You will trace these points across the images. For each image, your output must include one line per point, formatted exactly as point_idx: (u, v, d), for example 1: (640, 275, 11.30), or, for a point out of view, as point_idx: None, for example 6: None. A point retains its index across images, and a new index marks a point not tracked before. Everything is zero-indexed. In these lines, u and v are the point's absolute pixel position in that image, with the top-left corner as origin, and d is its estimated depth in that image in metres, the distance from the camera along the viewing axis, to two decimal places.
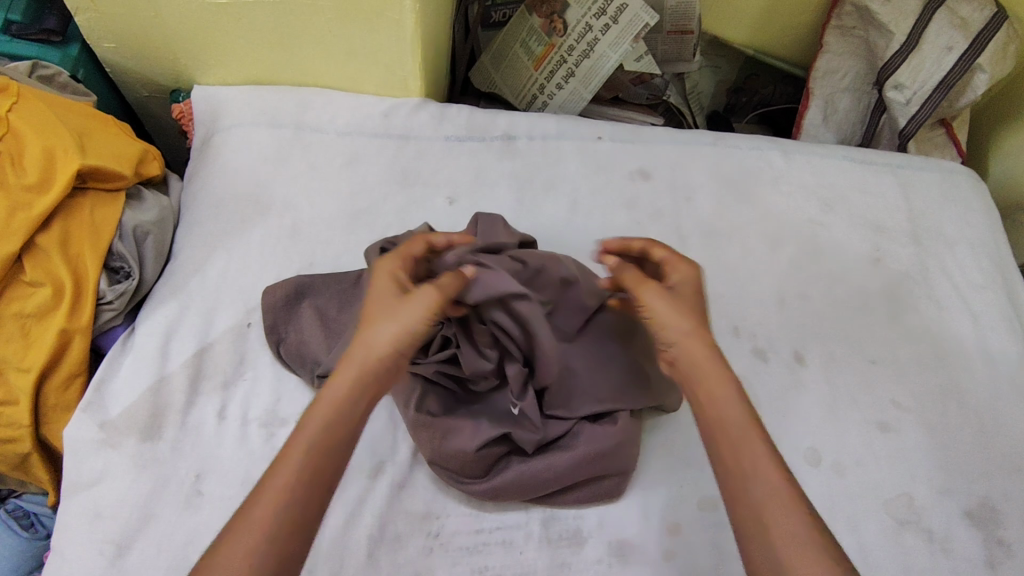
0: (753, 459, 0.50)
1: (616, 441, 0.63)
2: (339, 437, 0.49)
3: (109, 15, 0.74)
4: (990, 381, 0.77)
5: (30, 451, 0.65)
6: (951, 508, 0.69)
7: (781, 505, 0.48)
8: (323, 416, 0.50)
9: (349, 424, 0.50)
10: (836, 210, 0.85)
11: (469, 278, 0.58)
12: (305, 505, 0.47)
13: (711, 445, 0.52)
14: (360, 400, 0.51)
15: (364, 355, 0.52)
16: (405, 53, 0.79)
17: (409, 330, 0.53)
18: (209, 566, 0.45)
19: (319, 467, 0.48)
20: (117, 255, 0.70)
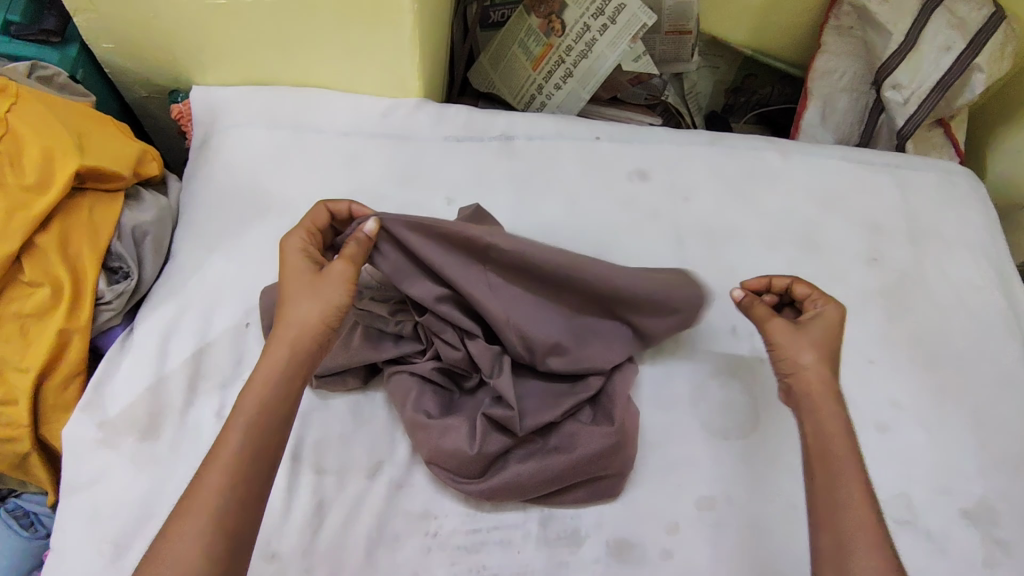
0: (847, 489, 0.55)
1: (613, 438, 0.64)
2: (270, 415, 0.53)
3: (108, 16, 0.75)
4: (988, 381, 0.77)
5: (29, 450, 0.66)
6: (949, 508, 0.69)
7: (865, 533, 0.52)
8: (254, 397, 0.53)
9: (278, 404, 0.54)
10: (833, 209, 0.86)
11: (371, 237, 0.62)
12: (249, 476, 0.51)
13: (810, 466, 0.58)
14: (286, 375, 0.55)
15: (294, 333, 0.56)
16: (404, 53, 0.79)
17: (329, 308, 0.58)
18: (170, 531, 0.48)
19: (252, 443, 0.52)
20: (116, 256, 0.70)
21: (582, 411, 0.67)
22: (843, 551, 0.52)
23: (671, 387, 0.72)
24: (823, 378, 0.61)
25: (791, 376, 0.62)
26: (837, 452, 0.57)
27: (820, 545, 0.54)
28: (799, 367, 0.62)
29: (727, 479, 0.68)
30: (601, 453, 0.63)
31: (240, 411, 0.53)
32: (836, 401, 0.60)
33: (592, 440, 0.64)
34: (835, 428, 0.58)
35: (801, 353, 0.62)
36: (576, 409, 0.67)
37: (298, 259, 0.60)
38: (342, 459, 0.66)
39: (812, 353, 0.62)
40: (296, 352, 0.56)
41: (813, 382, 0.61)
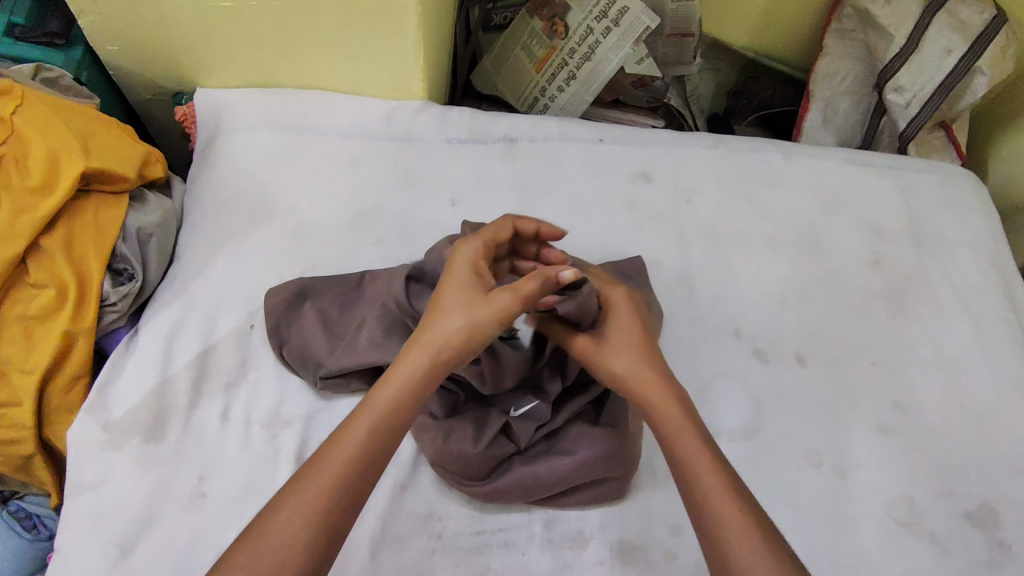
0: (703, 478, 0.53)
1: (614, 438, 0.64)
2: (389, 421, 0.53)
3: (113, 18, 0.75)
4: (990, 383, 0.77)
5: (32, 452, 0.66)
6: (952, 510, 0.69)
7: (737, 525, 0.50)
8: (373, 409, 0.53)
9: (399, 412, 0.53)
10: (836, 212, 0.86)
11: (558, 279, 0.58)
12: (356, 480, 0.50)
13: (676, 463, 0.55)
14: (411, 390, 0.54)
15: (434, 342, 0.56)
16: (407, 55, 0.79)
17: (473, 325, 0.56)
18: (270, 517, 0.48)
19: (370, 447, 0.51)
20: (121, 257, 0.70)
21: (585, 414, 0.67)
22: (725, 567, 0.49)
23: None
24: (649, 382, 0.59)
25: (628, 383, 0.60)
26: (686, 455, 0.54)
27: (706, 553, 0.51)
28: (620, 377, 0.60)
29: None
30: (604, 452, 0.63)
31: (358, 423, 0.52)
32: (678, 403, 0.58)
33: (593, 441, 0.64)
34: (677, 424, 0.56)
35: (610, 361, 0.61)
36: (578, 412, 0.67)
37: (466, 272, 0.60)
38: None
39: (620, 362, 0.61)
40: (430, 372, 0.55)
41: (631, 386, 0.60)
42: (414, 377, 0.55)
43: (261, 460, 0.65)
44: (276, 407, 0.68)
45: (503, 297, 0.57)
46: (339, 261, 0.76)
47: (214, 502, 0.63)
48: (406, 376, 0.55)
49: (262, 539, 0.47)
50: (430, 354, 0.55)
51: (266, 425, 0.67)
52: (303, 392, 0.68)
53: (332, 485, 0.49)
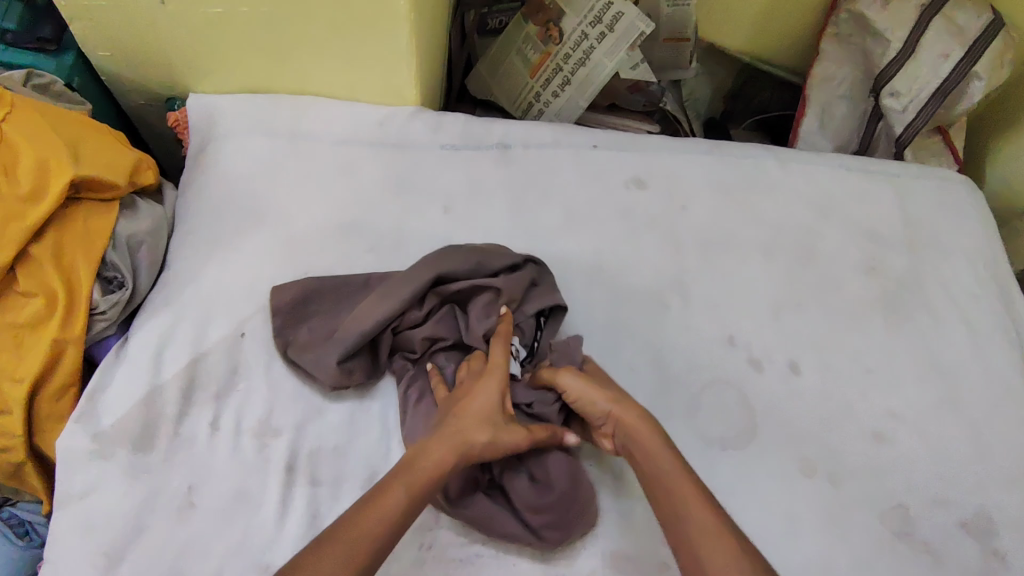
0: (687, 495, 0.55)
1: (577, 470, 0.65)
2: (409, 514, 0.53)
3: (103, 24, 0.75)
4: (987, 391, 0.76)
5: (23, 460, 0.66)
6: (948, 520, 0.69)
7: (709, 538, 0.51)
8: (409, 481, 0.54)
9: (413, 509, 0.53)
10: (832, 218, 0.85)
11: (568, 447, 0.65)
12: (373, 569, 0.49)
13: (653, 489, 0.57)
14: (431, 482, 0.55)
15: (460, 439, 0.58)
16: (400, 62, 0.79)
17: (496, 446, 0.60)
18: None
19: (391, 531, 0.51)
20: (111, 265, 0.70)
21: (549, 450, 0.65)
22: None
23: (668, 397, 0.72)
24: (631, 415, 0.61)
25: (615, 412, 0.62)
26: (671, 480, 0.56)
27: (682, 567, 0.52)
28: (607, 412, 0.63)
29: (723, 491, 0.68)
30: (568, 487, 0.63)
31: (397, 491, 0.53)
32: (654, 431, 0.60)
33: (558, 472, 0.64)
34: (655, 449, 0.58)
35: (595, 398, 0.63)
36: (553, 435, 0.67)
37: (493, 394, 0.62)
38: (338, 469, 0.66)
39: (603, 398, 0.63)
40: (451, 463, 0.57)
41: (627, 417, 0.61)
42: (440, 467, 0.56)
43: (251, 469, 0.65)
44: (267, 416, 0.67)
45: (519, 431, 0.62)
46: (332, 268, 0.75)
47: (204, 512, 0.62)
48: (435, 464, 0.56)
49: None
50: (456, 453, 0.58)
51: (256, 434, 0.66)
52: (293, 401, 0.68)
53: (363, 550, 0.49)
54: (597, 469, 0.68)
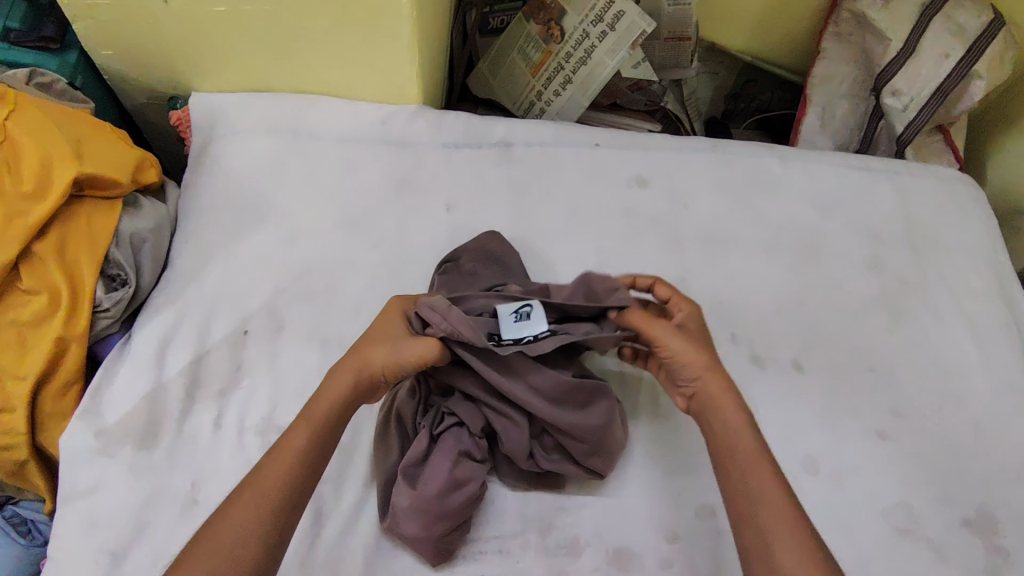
0: (760, 473, 0.55)
1: (430, 512, 0.59)
2: (312, 449, 0.56)
3: (105, 23, 0.75)
4: (988, 388, 0.77)
5: (26, 458, 0.65)
6: (950, 517, 0.69)
7: (783, 520, 0.52)
8: (309, 426, 0.56)
9: (314, 450, 0.56)
10: (833, 216, 0.85)
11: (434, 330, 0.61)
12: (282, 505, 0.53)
13: (720, 467, 0.57)
14: (331, 420, 0.57)
15: (356, 367, 0.59)
16: (402, 61, 0.79)
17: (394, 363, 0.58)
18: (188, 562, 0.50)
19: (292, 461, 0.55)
20: (114, 263, 0.69)
21: (475, 448, 0.63)
22: (763, 542, 0.52)
23: None
24: (719, 379, 0.60)
25: (701, 378, 0.60)
26: (744, 449, 0.56)
27: (743, 542, 0.53)
28: (697, 374, 0.60)
29: None
30: (415, 508, 0.60)
31: (298, 434, 0.56)
32: (737, 402, 0.59)
33: (464, 470, 0.62)
34: (735, 425, 0.58)
35: (686, 351, 0.60)
36: (464, 478, 0.61)
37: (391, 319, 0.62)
38: (341, 465, 0.66)
39: (699, 357, 0.60)
40: (354, 396, 0.59)
41: (714, 388, 0.59)
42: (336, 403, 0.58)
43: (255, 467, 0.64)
44: (270, 414, 0.67)
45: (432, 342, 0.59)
46: (335, 266, 0.75)
47: (207, 509, 0.62)
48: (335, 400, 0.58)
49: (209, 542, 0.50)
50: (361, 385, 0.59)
51: (259, 432, 0.66)
52: (296, 399, 0.68)
53: (276, 498, 0.53)
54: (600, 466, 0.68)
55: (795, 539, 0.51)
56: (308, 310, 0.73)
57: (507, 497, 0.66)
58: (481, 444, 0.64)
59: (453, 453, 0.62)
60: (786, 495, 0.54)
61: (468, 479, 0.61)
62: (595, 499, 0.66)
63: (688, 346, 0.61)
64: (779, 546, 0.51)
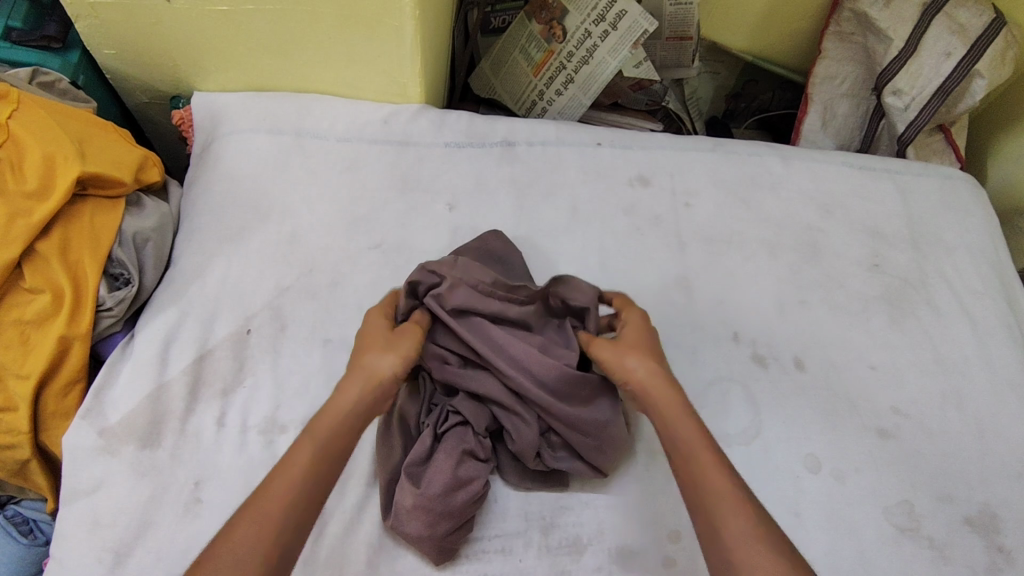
0: (703, 464, 0.54)
1: (434, 510, 0.59)
2: (330, 452, 0.54)
3: (108, 22, 0.75)
4: (990, 387, 0.77)
5: (28, 457, 0.65)
6: (952, 516, 0.69)
7: (729, 509, 0.51)
8: (318, 441, 0.53)
9: (334, 449, 0.54)
10: (835, 215, 0.86)
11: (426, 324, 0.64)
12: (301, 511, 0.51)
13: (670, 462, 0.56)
14: (342, 434, 0.55)
15: (366, 374, 0.57)
16: (405, 60, 0.79)
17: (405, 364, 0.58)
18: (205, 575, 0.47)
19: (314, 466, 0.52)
20: (117, 262, 0.69)
21: (480, 447, 0.64)
22: (713, 534, 0.51)
23: None
24: (657, 377, 0.59)
25: (632, 378, 0.60)
26: (684, 440, 0.56)
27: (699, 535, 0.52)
28: (631, 373, 0.60)
29: None
30: (417, 507, 0.59)
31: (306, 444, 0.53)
32: (676, 393, 0.58)
33: (469, 468, 0.62)
34: (675, 417, 0.57)
35: (616, 358, 0.61)
36: (469, 477, 0.62)
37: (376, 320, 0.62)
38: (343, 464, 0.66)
39: (631, 358, 0.61)
40: (365, 407, 0.57)
41: (650, 382, 0.59)
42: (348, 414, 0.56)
43: (257, 466, 0.64)
44: (273, 412, 0.67)
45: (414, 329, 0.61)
46: (337, 265, 0.75)
47: (211, 508, 0.62)
48: (348, 412, 0.56)
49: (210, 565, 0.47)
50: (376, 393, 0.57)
51: (262, 431, 0.66)
52: (299, 398, 0.68)
53: (288, 509, 0.50)
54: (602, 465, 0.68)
55: (744, 529, 0.50)
56: (310, 309, 0.73)
57: (509, 495, 0.66)
58: (485, 443, 0.64)
59: (458, 452, 0.62)
60: (732, 484, 0.53)
61: (472, 478, 0.62)
62: (597, 497, 0.66)
63: (618, 353, 0.61)
64: (731, 537, 0.50)
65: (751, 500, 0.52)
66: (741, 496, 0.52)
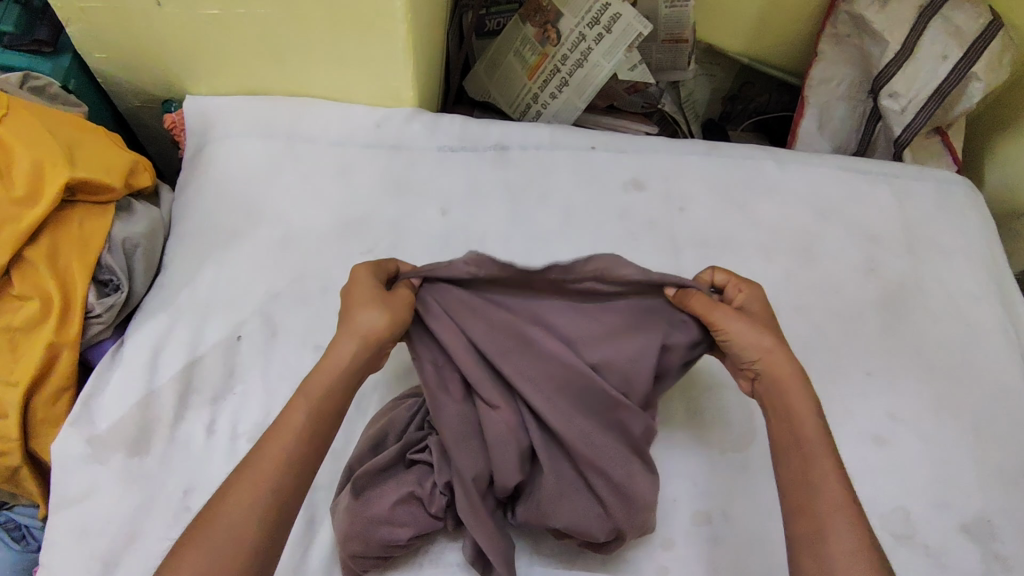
0: (814, 456, 0.55)
1: (352, 527, 0.59)
2: (324, 408, 0.55)
3: (98, 25, 0.77)
4: (986, 393, 0.76)
5: (19, 464, 0.65)
6: (947, 523, 0.69)
7: (838, 509, 0.52)
8: (312, 404, 0.55)
9: (326, 406, 0.56)
10: (830, 219, 0.85)
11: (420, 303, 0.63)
12: (297, 464, 0.53)
13: (775, 447, 0.58)
14: (333, 398, 0.56)
15: (354, 336, 0.58)
16: (397, 64, 0.79)
17: (391, 320, 0.59)
18: (196, 537, 0.48)
19: (310, 424, 0.54)
20: (106, 268, 0.69)
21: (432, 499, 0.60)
22: (818, 529, 0.52)
23: (666, 399, 0.72)
24: (787, 364, 0.60)
25: (765, 359, 0.60)
26: (807, 433, 0.57)
27: (793, 527, 0.54)
28: (764, 350, 0.60)
29: (723, 493, 0.67)
30: (345, 514, 0.60)
31: (297, 408, 0.55)
32: (799, 382, 0.59)
33: (405, 514, 0.60)
34: (799, 407, 0.58)
35: (753, 338, 0.60)
36: (399, 522, 0.59)
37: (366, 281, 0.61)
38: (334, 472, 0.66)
39: (756, 341, 0.60)
40: (357, 360, 0.58)
41: (780, 364, 0.60)
42: (337, 378, 0.57)
43: None
44: (263, 420, 0.66)
45: (404, 291, 0.62)
46: (328, 270, 0.75)
47: None
48: (335, 371, 0.57)
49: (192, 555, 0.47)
50: (367, 350, 0.58)
51: (252, 438, 0.65)
52: None
53: (279, 467, 0.52)
54: None
55: (853, 538, 0.51)
56: (302, 315, 0.72)
57: None
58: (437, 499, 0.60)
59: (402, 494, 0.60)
60: (845, 487, 0.54)
61: (402, 524, 0.59)
62: None
63: (751, 333, 0.60)
64: (831, 533, 0.51)
65: (859, 509, 0.53)
66: (854, 504, 0.53)
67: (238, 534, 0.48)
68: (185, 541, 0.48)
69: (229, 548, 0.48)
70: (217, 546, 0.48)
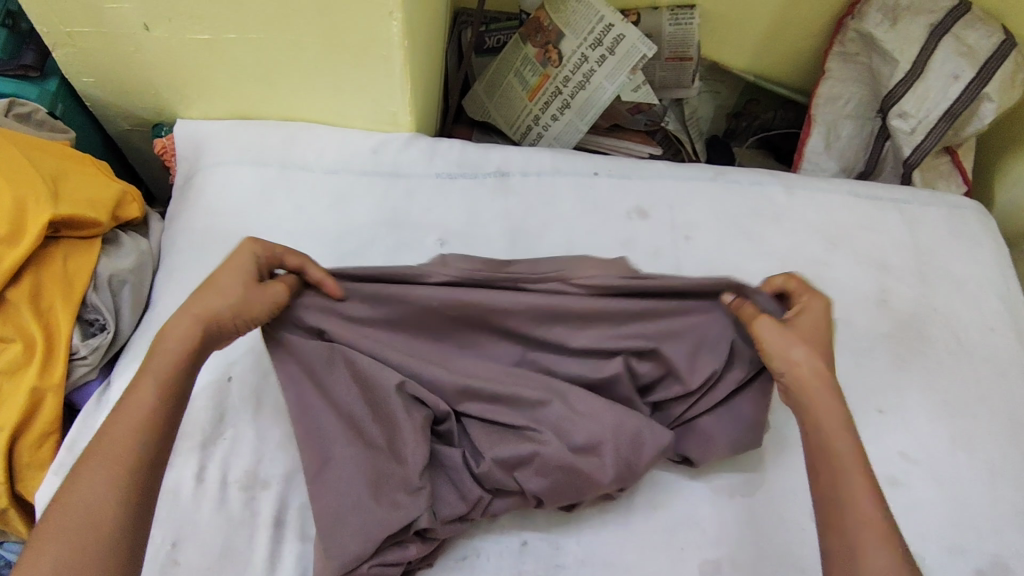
0: (848, 468, 0.53)
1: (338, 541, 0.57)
2: (177, 382, 0.54)
3: (87, 50, 0.75)
4: (1001, 430, 0.74)
5: (5, 508, 0.62)
6: (963, 569, 0.66)
7: (867, 521, 0.51)
8: (160, 378, 0.53)
9: (179, 382, 0.54)
10: (840, 247, 0.83)
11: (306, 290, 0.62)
12: (154, 439, 0.51)
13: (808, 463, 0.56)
14: (179, 373, 0.54)
15: (201, 313, 0.56)
16: (395, 90, 0.77)
17: (243, 311, 0.57)
18: (53, 519, 0.47)
19: (162, 400, 0.52)
20: (91, 307, 0.66)
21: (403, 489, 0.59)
22: (844, 537, 0.51)
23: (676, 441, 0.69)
24: (817, 371, 0.58)
25: (794, 367, 0.59)
26: (838, 444, 0.55)
27: (827, 546, 0.52)
28: (793, 362, 0.59)
29: (732, 540, 0.65)
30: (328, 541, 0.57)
31: (145, 384, 0.53)
32: (833, 392, 0.57)
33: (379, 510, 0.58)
34: (834, 418, 0.56)
35: (788, 346, 0.59)
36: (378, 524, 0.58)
37: (236, 263, 0.59)
38: None
39: (789, 350, 0.59)
40: (202, 340, 0.56)
41: (813, 369, 0.58)
42: (182, 354, 0.55)
43: (237, 525, 0.61)
44: (254, 466, 0.63)
45: (280, 288, 0.60)
46: None
47: (188, 571, 0.59)
48: (177, 347, 0.55)
49: (49, 537, 0.46)
50: (202, 330, 0.56)
51: (243, 486, 0.62)
52: (282, 450, 0.64)
53: (132, 444, 0.50)
54: (599, 520, 0.65)
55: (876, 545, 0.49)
56: None
57: (503, 552, 0.63)
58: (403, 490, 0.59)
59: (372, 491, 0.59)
60: (876, 500, 0.52)
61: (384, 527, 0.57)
62: (594, 553, 0.64)
63: (787, 342, 0.59)
64: (856, 539, 0.50)
65: (891, 523, 0.51)
66: (881, 510, 0.51)
67: (92, 514, 0.47)
68: (39, 535, 0.46)
69: (83, 528, 0.46)
70: (68, 531, 0.46)
